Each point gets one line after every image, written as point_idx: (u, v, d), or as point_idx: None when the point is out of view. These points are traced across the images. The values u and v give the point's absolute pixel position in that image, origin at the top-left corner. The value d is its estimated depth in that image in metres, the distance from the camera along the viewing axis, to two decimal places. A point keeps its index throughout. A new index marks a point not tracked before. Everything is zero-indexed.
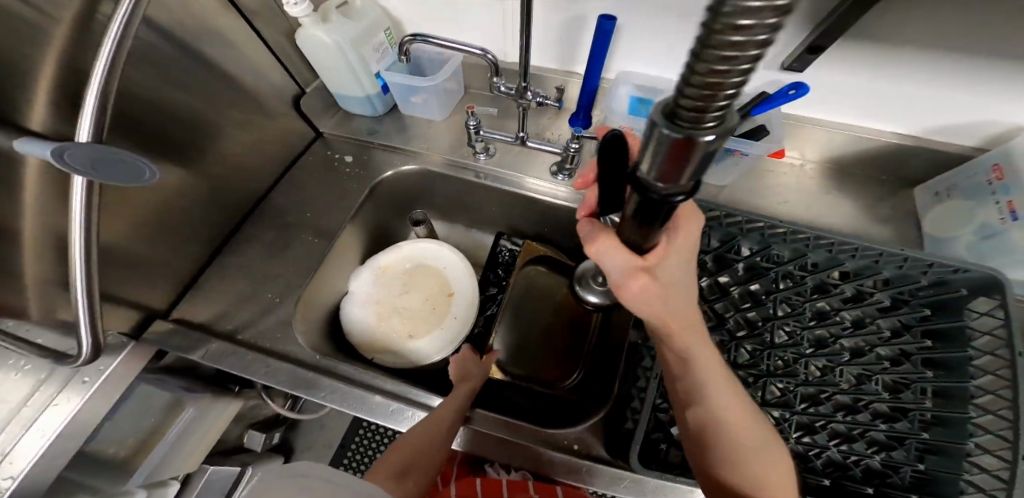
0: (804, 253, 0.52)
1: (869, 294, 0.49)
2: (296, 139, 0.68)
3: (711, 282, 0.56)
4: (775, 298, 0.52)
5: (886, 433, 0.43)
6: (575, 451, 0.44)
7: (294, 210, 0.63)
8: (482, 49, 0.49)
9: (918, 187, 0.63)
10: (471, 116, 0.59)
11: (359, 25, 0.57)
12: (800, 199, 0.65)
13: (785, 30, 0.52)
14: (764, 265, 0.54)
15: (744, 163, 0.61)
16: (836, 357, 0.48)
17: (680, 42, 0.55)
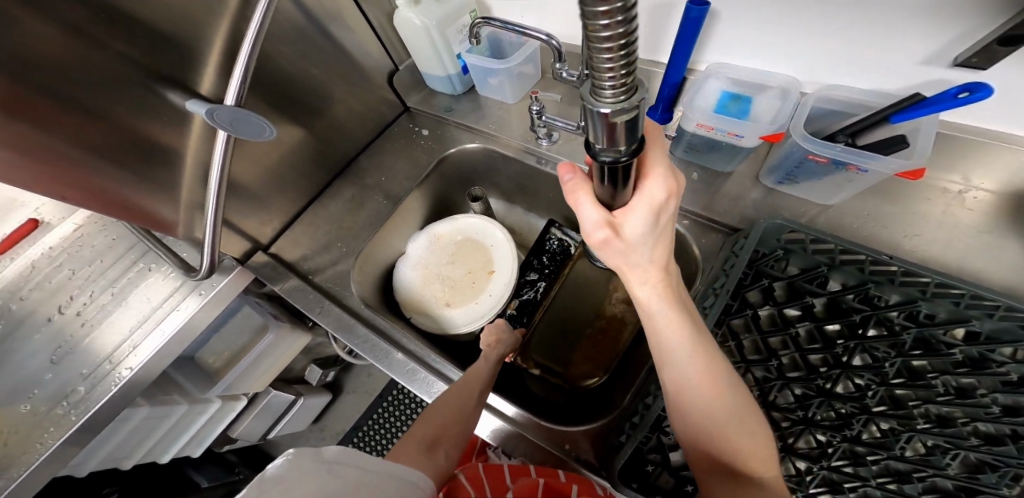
0: (917, 301, 0.43)
1: (996, 362, 0.40)
2: (386, 112, 0.76)
3: (773, 311, 0.51)
4: (853, 344, 0.47)
5: None
6: (564, 450, 0.46)
7: (373, 175, 0.72)
8: (547, 34, 0.48)
9: None
10: (535, 102, 0.58)
11: (447, 7, 0.61)
12: (935, 235, 0.50)
13: (951, 25, 0.38)
14: (853, 304, 0.47)
15: (860, 181, 0.48)
16: (909, 423, 0.42)
17: (794, 25, 0.46)
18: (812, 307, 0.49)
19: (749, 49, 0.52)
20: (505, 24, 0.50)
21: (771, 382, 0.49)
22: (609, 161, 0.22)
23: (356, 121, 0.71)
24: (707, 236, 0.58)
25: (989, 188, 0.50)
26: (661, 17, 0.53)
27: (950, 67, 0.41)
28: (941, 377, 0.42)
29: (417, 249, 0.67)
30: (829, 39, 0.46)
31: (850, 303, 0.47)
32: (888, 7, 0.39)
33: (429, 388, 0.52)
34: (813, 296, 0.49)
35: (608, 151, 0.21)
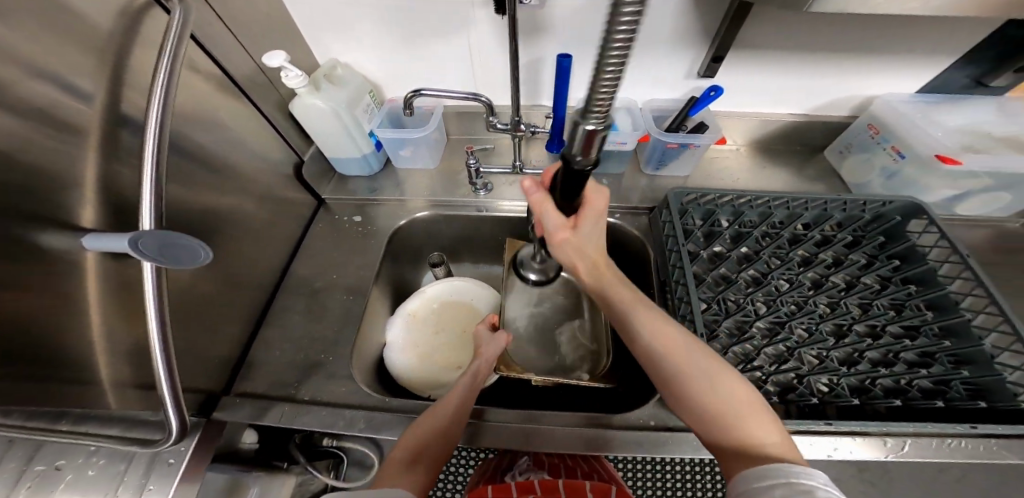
0: (770, 213, 0.65)
1: (833, 235, 0.63)
2: (302, 210, 0.70)
3: (710, 252, 0.63)
4: (764, 253, 0.62)
5: (918, 351, 0.51)
6: (651, 426, 0.50)
7: (319, 276, 0.67)
8: (476, 95, 0.54)
9: (825, 151, 0.79)
10: (471, 155, 0.65)
11: (347, 91, 0.63)
12: (743, 176, 0.77)
13: (692, 47, 0.64)
14: (744, 229, 0.64)
15: (698, 153, 0.70)
16: (834, 291, 0.57)
17: (628, 61, 0.67)
18: (725, 239, 0.64)
19: (602, 85, 0.72)
20: (434, 92, 0.54)
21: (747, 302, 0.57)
22: (582, 167, 0.31)
23: (278, 225, 0.65)
24: (631, 220, 0.72)
25: (740, 145, 0.81)
26: (535, 71, 0.69)
27: (701, 77, 0.68)
28: (818, 254, 0.61)
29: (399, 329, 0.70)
30: (644, 68, 0.68)
31: (743, 227, 0.64)
32: (668, 45, 0.64)
33: (474, 438, 0.49)
34: (722, 230, 0.64)
35: (583, 160, 0.30)
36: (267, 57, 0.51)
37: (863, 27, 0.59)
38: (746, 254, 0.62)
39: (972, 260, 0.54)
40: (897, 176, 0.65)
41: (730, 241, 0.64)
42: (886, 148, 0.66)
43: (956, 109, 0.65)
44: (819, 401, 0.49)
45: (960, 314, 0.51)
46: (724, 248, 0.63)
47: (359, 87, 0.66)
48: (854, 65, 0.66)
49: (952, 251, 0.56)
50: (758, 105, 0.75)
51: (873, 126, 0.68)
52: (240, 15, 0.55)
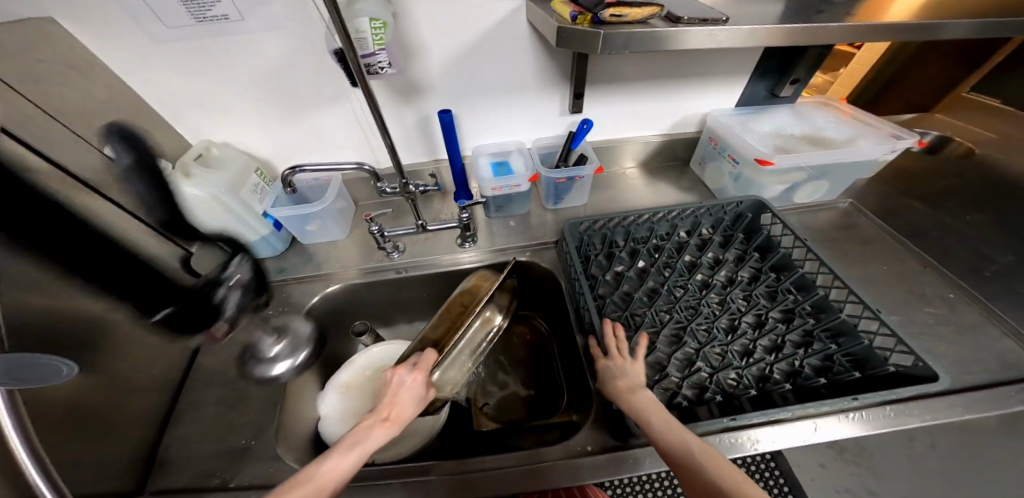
0: (655, 228, 0.74)
1: (709, 239, 0.72)
2: None
3: (614, 275, 0.68)
4: (658, 265, 0.69)
5: (797, 332, 0.58)
6: (592, 450, 0.51)
7: (232, 364, 0.62)
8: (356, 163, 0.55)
9: (691, 164, 0.93)
10: (371, 221, 0.65)
11: (228, 174, 0.61)
12: (633, 195, 0.87)
13: (557, 91, 0.74)
14: (638, 247, 0.71)
15: (585, 185, 0.79)
16: (719, 288, 0.65)
17: (508, 107, 0.74)
18: (624, 258, 0.70)
19: (490, 134, 0.78)
20: (313, 167, 0.55)
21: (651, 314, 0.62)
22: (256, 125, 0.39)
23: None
24: (544, 253, 0.76)
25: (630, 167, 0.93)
26: (427, 127, 0.73)
27: (573, 113, 0.78)
28: (701, 258, 0.70)
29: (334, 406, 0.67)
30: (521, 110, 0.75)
31: (636, 247, 0.72)
32: (535, 88, 0.72)
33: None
34: (617, 253, 0.71)
35: None
36: (111, 148, 0.46)
37: (686, 60, 0.73)
38: (643, 270, 0.69)
39: (811, 245, 0.66)
40: (741, 178, 0.78)
41: (629, 259, 0.70)
42: (725, 156, 0.80)
43: (762, 120, 0.82)
44: (731, 396, 0.53)
45: (819, 292, 0.61)
46: (624, 266, 0.69)
47: (243, 167, 0.64)
48: (691, 90, 0.80)
49: (798, 239, 0.68)
50: (629, 132, 0.87)
51: (713, 138, 0.83)
52: (105, 103, 0.52)
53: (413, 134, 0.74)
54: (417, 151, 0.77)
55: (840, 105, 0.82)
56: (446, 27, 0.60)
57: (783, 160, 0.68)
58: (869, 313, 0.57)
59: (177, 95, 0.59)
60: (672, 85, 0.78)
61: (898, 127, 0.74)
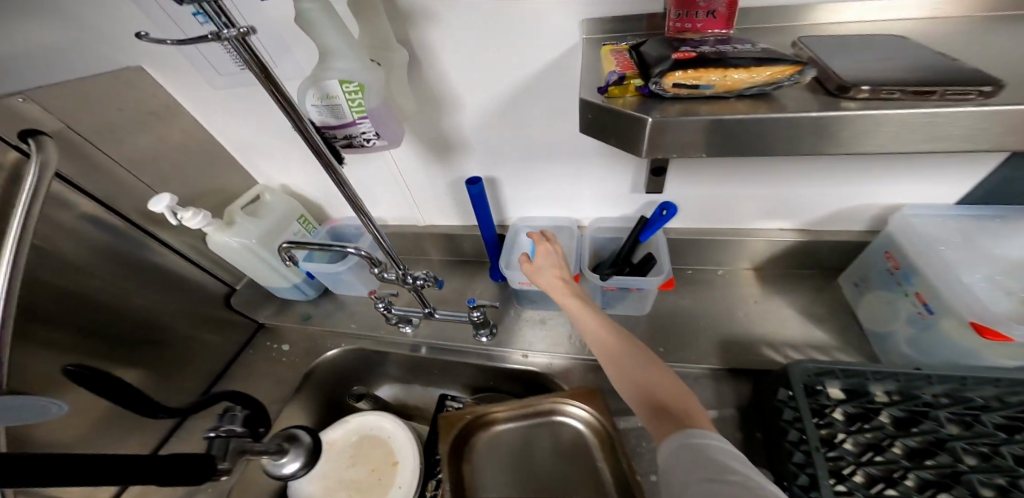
0: (965, 390, 0.43)
1: None
2: (239, 331, 0.73)
3: (851, 439, 0.44)
4: (965, 450, 0.40)
5: None
6: None
7: (237, 399, 0.66)
8: (351, 246, 0.51)
9: (841, 277, 0.62)
10: (377, 299, 0.59)
11: (266, 224, 0.63)
12: (723, 310, 0.63)
13: (631, 162, 0.57)
14: (920, 407, 0.44)
15: (644, 296, 0.58)
16: None
17: (559, 173, 0.61)
18: (884, 424, 0.44)
19: (538, 204, 0.67)
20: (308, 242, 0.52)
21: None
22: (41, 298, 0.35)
23: (199, 352, 0.67)
24: (575, 371, 0.59)
25: (734, 268, 0.67)
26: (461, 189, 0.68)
27: (651, 192, 0.59)
28: None
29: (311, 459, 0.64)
30: (583, 177, 0.60)
31: (918, 404, 0.44)
32: (595, 154, 0.57)
33: None
34: (878, 408, 0.45)
35: None
36: (153, 201, 0.50)
37: None
38: (927, 446, 0.42)
39: None
40: (929, 330, 0.47)
41: (893, 426, 0.44)
42: (909, 293, 0.49)
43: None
44: None
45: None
46: (884, 436, 0.43)
47: (288, 214, 0.67)
48: (842, 177, 0.52)
49: None
50: (734, 223, 0.63)
51: (891, 256, 0.52)
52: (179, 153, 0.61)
53: (451, 195, 0.69)
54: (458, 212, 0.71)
55: None
56: (479, 82, 0.51)
57: None
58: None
59: (241, 138, 0.65)
60: (807, 167, 0.52)
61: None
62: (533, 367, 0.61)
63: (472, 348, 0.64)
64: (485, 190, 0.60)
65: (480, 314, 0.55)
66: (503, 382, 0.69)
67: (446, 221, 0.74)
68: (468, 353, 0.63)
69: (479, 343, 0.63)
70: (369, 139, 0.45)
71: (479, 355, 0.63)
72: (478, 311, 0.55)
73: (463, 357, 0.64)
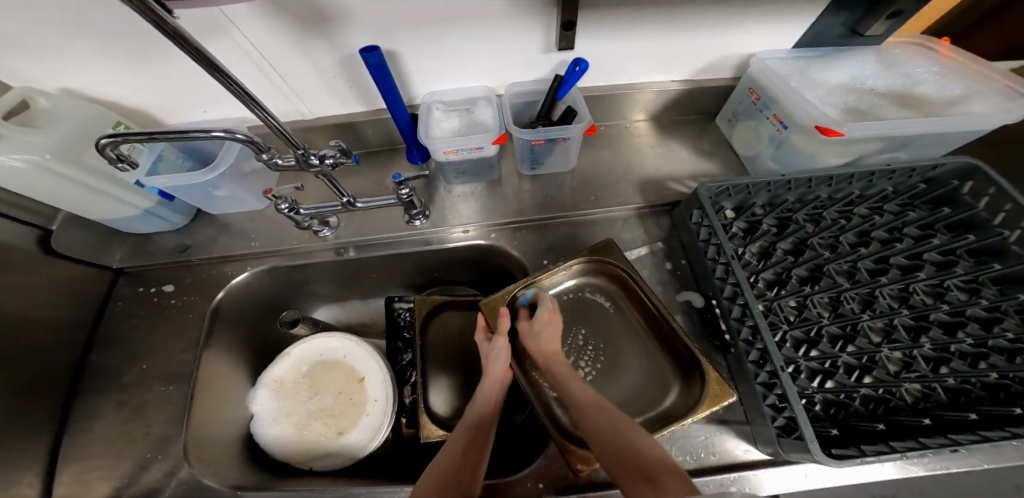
0: (815, 194, 0.57)
1: (883, 210, 0.57)
2: (90, 289, 0.56)
3: (750, 252, 0.56)
4: (815, 243, 0.55)
5: (973, 342, 0.47)
6: (543, 490, 0.46)
7: (127, 366, 0.53)
8: (227, 129, 0.40)
9: (717, 119, 0.71)
10: (278, 199, 0.51)
11: (61, 133, 0.48)
12: (633, 158, 0.68)
13: (535, 17, 0.53)
14: (788, 215, 0.57)
15: (572, 150, 0.62)
16: (904, 279, 0.51)
17: (462, 39, 0.55)
18: (772, 233, 0.56)
19: (446, 79, 0.61)
20: (146, 134, 0.40)
21: (806, 313, 0.51)
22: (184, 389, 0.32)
23: (44, 324, 0.50)
24: (515, 236, 0.62)
25: (636, 121, 0.73)
26: (350, 68, 0.57)
27: (562, 51, 0.58)
28: (878, 234, 0.55)
29: (264, 404, 0.57)
30: (488, 41, 0.56)
31: (784, 212, 0.57)
32: (497, 12, 0.52)
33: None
34: (760, 221, 0.57)
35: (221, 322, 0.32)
36: None
37: None
38: (796, 247, 0.56)
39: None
40: (783, 146, 0.58)
41: (777, 233, 0.57)
42: (769, 116, 0.59)
43: (832, 65, 0.58)
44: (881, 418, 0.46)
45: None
46: (772, 242, 0.56)
47: (89, 123, 0.52)
48: (718, 25, 0.57)
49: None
50: (632, 76, 0.65)
51: (753, 91, 0.61)
52: None
53: (333, 76, 0.58)
54: (349, 99, 0.62)
55: (939, 45, 0.56)
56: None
57: (856, 130, 0.48)
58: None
59: None
60: (689, 14, 0.54)
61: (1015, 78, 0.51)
62: (473, 241, 0.62)
63: (406, 237, 0.62)
64: (385, 60, 0.51)
65: (409, 191, 0.53)
66: (445, 272, 0.69)
67: (341, 109, 0.64)
68: (400, 242, 0.62)
69: (413, 228, 0.62)
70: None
71: (414, 240, 0.62)
72: (406, 187, 0.53)
73: (400, 247, 0.62)
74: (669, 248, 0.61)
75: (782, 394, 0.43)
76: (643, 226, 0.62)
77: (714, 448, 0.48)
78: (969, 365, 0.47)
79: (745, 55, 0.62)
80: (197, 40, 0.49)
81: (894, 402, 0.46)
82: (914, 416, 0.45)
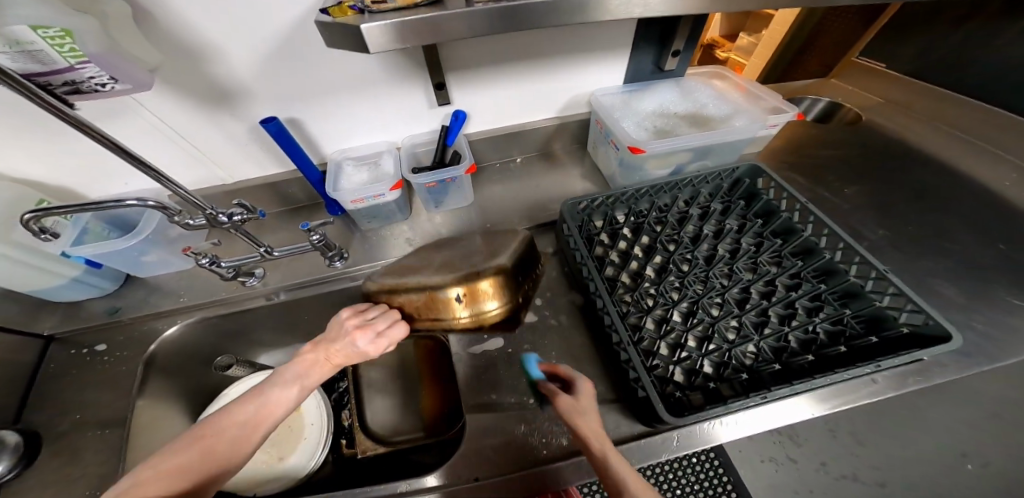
0: (655, 200, 0.71)
1: (710, 208, 0.71)
2: (20, 355, 0.59)
3: (613, 252, 0.68)
4: (660, 241, 0.68)
5: (781, 305, 0.61)
6: (460, 479, 0.52)
7: (57, 423, 0.57)
8: (138, 200, 0.47)
9: (587, 148, 0.86)
10: (197, 256, 0.58)
11: None
12: (527, 188, 0.81)
13: (414, 81, 0.65)
14: (640, 221, 0.70)
15: (465, 185, 0.73)
16: (725, 260, 0.66)
17: (355, 102, 0.66)
18: (627, 236, 0.69)
19: (350, 137, 0.71)
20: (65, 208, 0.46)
21: (661, 298, 0.63)
22: (179, 223, 0.52)
23: None
24: None
25: (530, 155, 0.86)
26: (259, 136, 0.66)
27: (443, 105, 0.70)
28: (704, 228, 0.69)
29: None
30: (379, 105, 0.67)
31: (638, 218, 0.71)
32: (378, 80, 0.63)
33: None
34: (620, 226, 0.70)
35: (179, 217, 0.52)
36: None
37: (547, 45, 0.65)
38: (648, 246, 0.69)
39: (789, 186, 0.68)
40: (623, 163, 0.73)
41: (631, 236, 0.70)
42: (609, 140, 0.73)
43: (648, 99, 0.74)
44: (722, 380, 0.56)
45: (823, 256, 0.63)
46: (628, 244, 0.69)
47: (13, 203, 0.57)
48: (564, 75, 0.72)
49: (795, 200, 0.67)
50: (516, 119, 0.79)
51: (598, 121, 0.76)
52: None
53: (245, 144, 0.67)
54: (265, 161, 0.71)
55: (733, 80, 0.75)
56: (232, 27, 0.51)
57: (656, 147, 0.63)
58: (880, 275, 0.58)
59: None
60: (539, 68, 0.69)
61: (780, 100, 0.68)
62: None
63: (331, 277, 0.70)
64: (285, 127, 0.60)
65: (319, 237, 0.61)
66: None
67: (260, 172, 0.72)
68: (324, 282, 0.69)
69: (334, 268, 0.70)
70: (104, 83, 0.44)
71: (334, 279, 0.70)
72: (316, 233, 0.61)
73: (325, 286, 0.70)
74: (556, 259, 0.73)
75: (637, 366, 0.53)
76: None
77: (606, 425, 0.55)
78: (785, 324, 0.60)
79: None
80: (116, 122, 0.57)
81: (733, 363, 0.57)
82: (749, 373, 0.56)
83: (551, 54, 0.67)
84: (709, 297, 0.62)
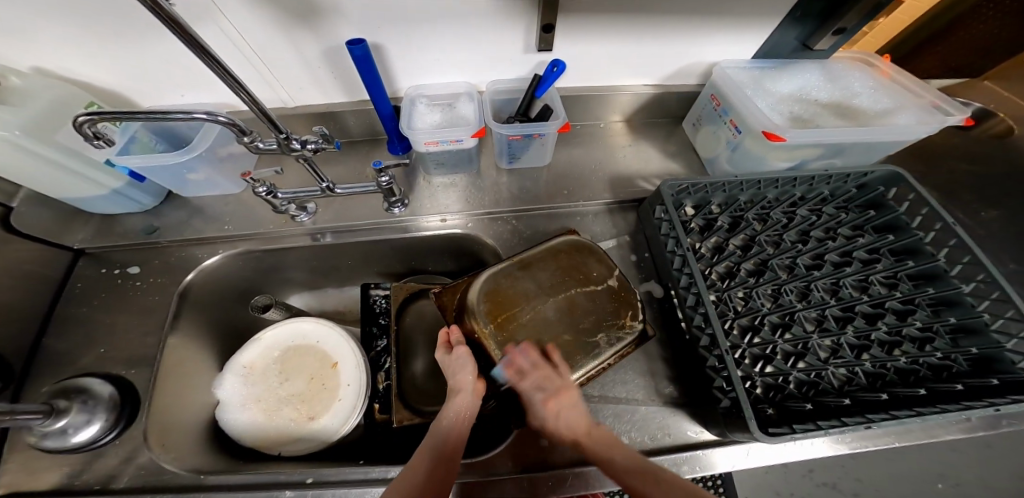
0: (761, 194, 0.62)
1: (818, 211, 0.62)
2: (49, 269, 0.54)
3: (703, 246, 0.60)
4: (759, 240, 0.60)
5: (887, 332, 0.53)
6: (511, 469, 0.47)
7: (85, 349, 0.52)
8: (207, 112, 0.40)
9: (683, 123, 0.77)
10: (255, 183, 0.51)
11: (33, 110, 0.46)
12: (609, 157, 0.72)
13: (519, 17, 0.56)
14: (739, 215, 0.62)
15: (547, 144, 0.64)
16: (837, 274, 0.56)
17: (448, 33, 0.57)
18: (721, 229, 0.61)
19: (433, 74, 0.63)
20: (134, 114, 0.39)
21: (751, 303, 0.55)
22: (247, 145, 0.45)
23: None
24: (491, 226, 0.64)
25: (614, 121, 0.77)
26: (337, 59, 0.58)
27: (541, 51, 0.61)
28: (810, 233, 0.61)
29: (231, 390, 0.57)
30: (473, 41, 0.59)
31: (736, 211, 0.62)
32: (481, 11, 0.54)
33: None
34: (715, 218, 0.61)
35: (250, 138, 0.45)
36: None
37: None
38: (746, 244, 0.60)
39: (932, 201, 0.57)
40: (738, 150, 0.64)
41: (727, 229, 0.61)
42: (726, 121, 0.64)
43: (786, 76, 0.64)
44: (810, 399, 0.49)
45: (954, 285, 0.53)
46: (722, 238, 0.60)
47: (59, 101, 0.49)
48: (686, 35, 0.61)
49: (935, 217, 0.57)
50: (613, 77, 0.69)
51: (715, 97, 0.66)
52: None
53: (316, 67, 0.59)
54: (333, 88, 0.63)
55: (879, 63, 0.64)
56: None
57: (796, 136, 0.54)
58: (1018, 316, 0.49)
59: None
60: (661, 23, 0.59)
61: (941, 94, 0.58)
62: (449, 229, 0.64)
63: (387, 226, 0.63)
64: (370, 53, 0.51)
65: (388, 179, 0.55)
66: (422, 261, 0.71)
67: (324, 99, 0.65)
68: (380, 230, 0.63)
69: (392, 216, 0.63)
70: None
71: (390, 227, 0.63)
72: (386, 175, 0.55)
73: (380, 235, 0.63)
74: (634, 240, 0.65)
75: (728, 376, 0.45)
76: (609, 219, 0.66)
77: (669, 429, 0.51)
78: (886, 352, 0.52)
79: (710, 63, 0.67)
80: None
81: (823, 385, 0.50)
82: (840, 397, 0.49)
83: (682, 7, 0.56)
84: (807, 307, 0.54)
